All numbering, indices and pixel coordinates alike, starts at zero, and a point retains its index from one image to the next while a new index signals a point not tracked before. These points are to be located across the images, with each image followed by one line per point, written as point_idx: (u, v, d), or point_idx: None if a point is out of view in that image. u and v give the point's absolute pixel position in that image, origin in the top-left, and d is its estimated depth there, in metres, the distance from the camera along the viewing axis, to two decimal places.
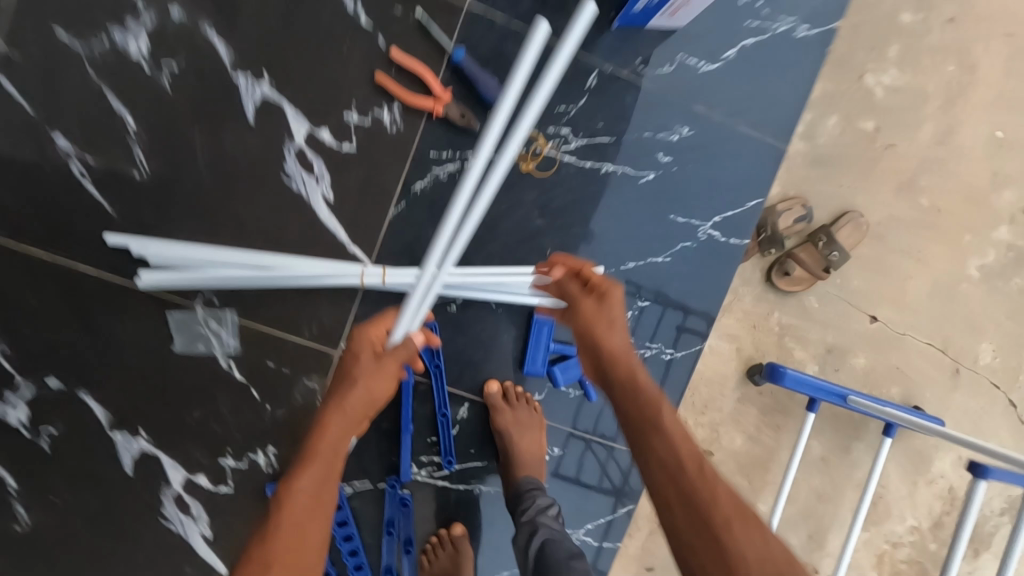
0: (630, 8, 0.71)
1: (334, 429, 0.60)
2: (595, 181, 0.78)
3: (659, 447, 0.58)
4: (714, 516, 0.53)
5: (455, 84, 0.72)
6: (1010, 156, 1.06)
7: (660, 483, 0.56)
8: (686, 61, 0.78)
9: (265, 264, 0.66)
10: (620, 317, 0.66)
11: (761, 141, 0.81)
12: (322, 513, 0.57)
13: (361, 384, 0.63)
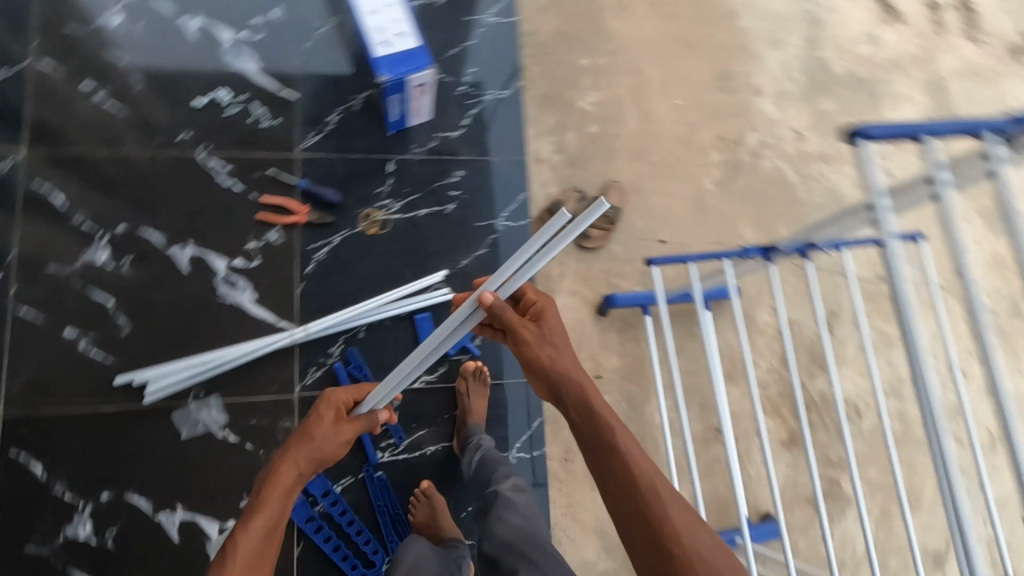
0: (390, 120, 1.17)
1: (291, 475, 0.71)
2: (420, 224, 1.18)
3: (614, 467, 0.66)
4: (657, 508, 0.63)
5: (308, 201, 1.14)
6: (692, 112, 1.51)
7: (615, 485, 0.66)
8: (443, 135, 1.23)
9: (207, 358, 1.01)
10: (564, 342, 0.75)
11: (510, 161, 1.26)
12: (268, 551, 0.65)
13: (326, 435, 0.76)
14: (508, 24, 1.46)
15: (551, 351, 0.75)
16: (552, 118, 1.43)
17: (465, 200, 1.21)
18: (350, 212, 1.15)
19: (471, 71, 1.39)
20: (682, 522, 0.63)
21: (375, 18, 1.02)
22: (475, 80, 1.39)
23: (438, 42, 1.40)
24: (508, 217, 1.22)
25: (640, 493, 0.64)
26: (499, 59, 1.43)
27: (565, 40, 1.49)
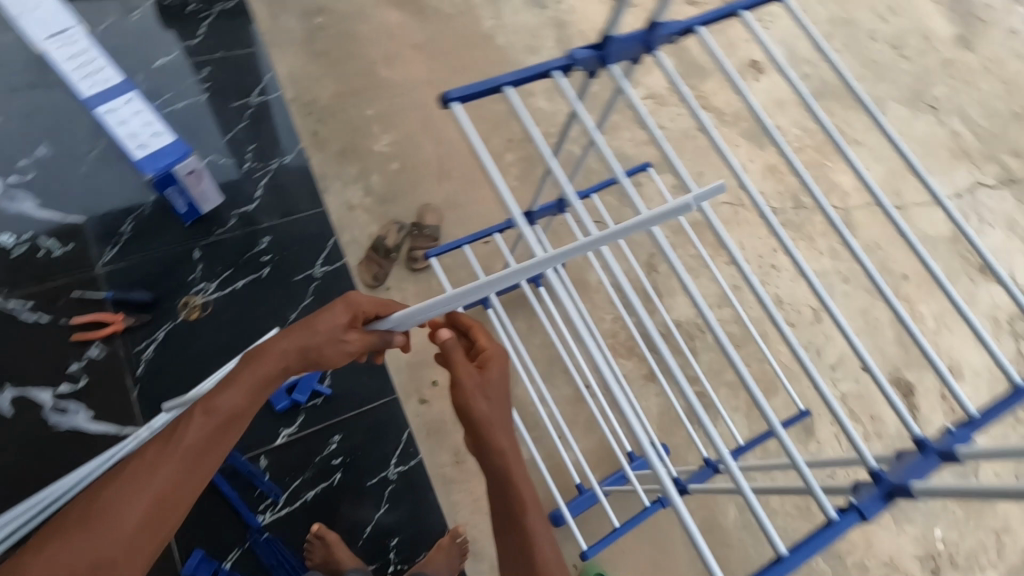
0: (180, 211, 1.28)
1: (236, 404, 0.75)
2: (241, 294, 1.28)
3: (521, 535, 0.70)
4: (535, 554, 0.68)
5: (121, 309, 1.21)
6: (479, 129, 1.74)
7: (511, 528, 0.71)
8: (240, 211, 1.36)
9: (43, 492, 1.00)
10: (495, 396, 0.76)
11: (309, 216, 1.41)
12: (204, 453, 0.71)
13: (321, 343, 0.80)
14: (276, 97, 1.66)
15: (485, 397, 0.75)
16: (353, 168, 1.59)
17: (277, 261, 1.33)
18: (167, 305, 1.23)
19: (253, 146, 1.58)
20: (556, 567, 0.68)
21: (134, 134, 1.25)
22: (258, 152, 1.57)
23: (215, 131, 1.58)
24: (323, 266, 1.36)
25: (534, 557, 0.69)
26: (278, 128, 1.62)
27: (349, 100, 1.69)
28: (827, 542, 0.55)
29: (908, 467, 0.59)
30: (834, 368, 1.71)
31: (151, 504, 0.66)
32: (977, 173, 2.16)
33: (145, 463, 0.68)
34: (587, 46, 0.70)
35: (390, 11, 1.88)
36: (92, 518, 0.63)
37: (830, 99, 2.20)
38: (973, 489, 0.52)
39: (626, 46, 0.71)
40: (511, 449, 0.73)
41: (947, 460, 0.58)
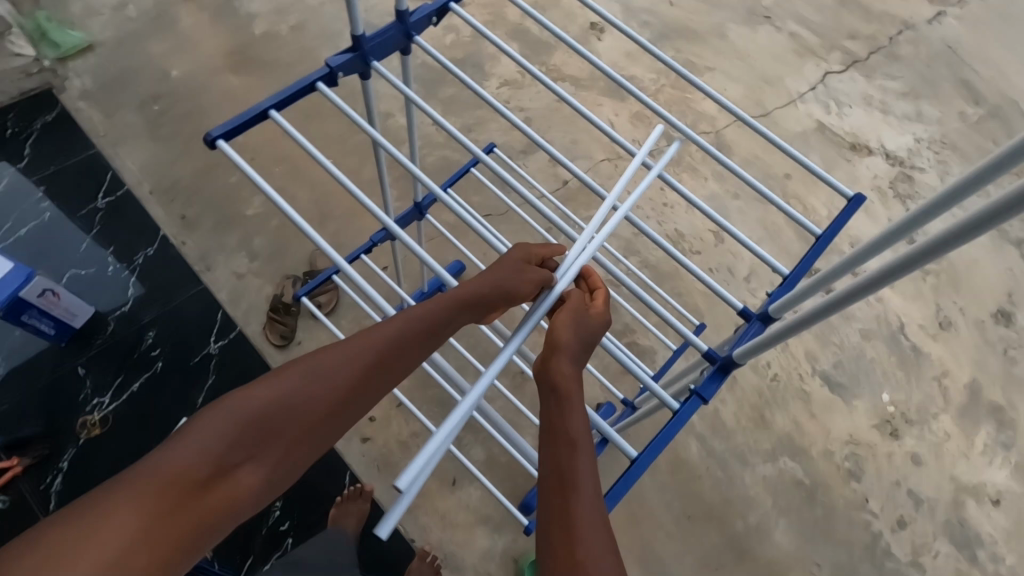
0: (51, 334, 1.32)
1: (409, 325, 0.68)
2: (141, 395, 1.34)
3: (566, 457, 0.58)
4: (576, 480, 0.57)
5: (12, 452, 1.24)
6: (347, 168, 1.78)
7: (553, 458, 0.59)
8: (118, 313, 1.43)
9: None
10: (583, 334, 0.70)
11: (190, 294, 1.48)
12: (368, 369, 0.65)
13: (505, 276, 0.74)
14: (125, 192, 1.62)
15: (582, 329, 0.70)
16: (233, 237, 1.57)
17: (167, 350, 1.40)
18: (66, 432, 1.28)
19: (112, 249, 1.53)
20: (591, 509, 0.55)
21: None
22: (119, 253, 1.53)
23: (68, 245, 1.53)
24: (218, 341, 1.42)
25: (570, 482, 0.57)
26: (137, 223, 1.58)
27: (209, 171, 1.67)
28: (674, 433, 0.60)
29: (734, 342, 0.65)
30: (747, 280, 1.78)
31: (316, 401, 0.62)
32: (825, 64, 2.30)
33: (325, 361, 0.64)
34: (345, 53, 0.72)
35: (229, 77, 1.89)
36: (271, 387, 0.62)
37: (676, 35, 2.29)
38: (769, 336, 0.58)
39: (383, 42, 0.73)
40: (574, 376, 0.66)
41: (765, 321, 0.64)
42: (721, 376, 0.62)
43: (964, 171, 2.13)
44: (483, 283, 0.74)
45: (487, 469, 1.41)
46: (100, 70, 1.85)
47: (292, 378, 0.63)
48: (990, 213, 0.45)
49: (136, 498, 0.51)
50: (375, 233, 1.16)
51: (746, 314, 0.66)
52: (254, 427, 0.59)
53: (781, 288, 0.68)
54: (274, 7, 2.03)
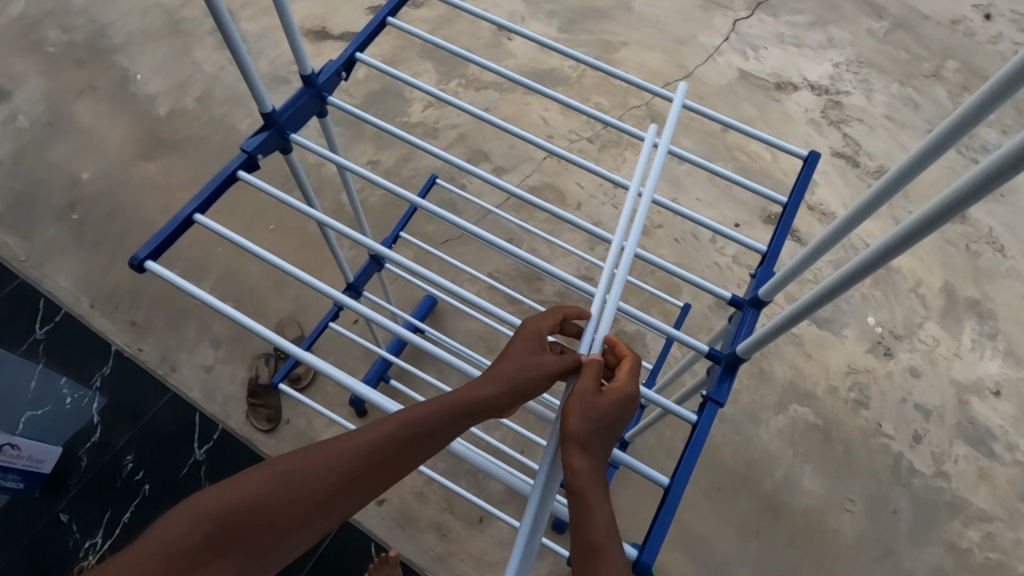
0: (22, 488, 1.23)
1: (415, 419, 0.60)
2: (134, 524, 1.26)
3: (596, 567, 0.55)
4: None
5: None
6: (291, 229, 1.72)
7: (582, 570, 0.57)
8: (88, 445, 1.34)
9: None
10: (598, 418, 0.61)
11: (160, 404, 1.40)
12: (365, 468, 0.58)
13: (520, 360, 0.65)
14: (64, 315, 1.52)
15: (596, 411, 0.61)
16: (190, 331, 1.50)
17: (151, 470, 1.32)
18: None
19: (66, 378, 1.43)
20: None
21: None
22: (74, 380, 1.42)
23: (15, 386, 1.41)
24: (202, 446, 1.35)
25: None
26: (85, 344, 1.48)
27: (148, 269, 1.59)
28: (698, 447, 0.56)
29: (733, 334, 0.62)
30: (713, 241, 1.79)
31: (314, 494, 0.57)
32: (732, 13, 2.32)
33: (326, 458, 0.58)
34: (258, 133, 0.67)
35: (144, 166, 1.80)
36: (267, 478, 0.57)
37: (583, 16, 2.28)
38: (768, 329, 0.55)
39: (295, 112, 0.69)
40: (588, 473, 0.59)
41: (758, 307, 0.61)
42: (728, 377, 0.59)
43: (886, 84, 2.19)
44: (497, 372, 0.64)
45: (510, 498, 1.38)
46: (4, 192, 1.74)
47: (312, 455, 0.58)
48: (945, 209, 0.44)
49: (141, 574, 0.51)
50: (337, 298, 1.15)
51: (737, 303, 0.63)
52: (257, 516, 0.55)
53: (764, 267, 0.66)
54: (173, 84, 1.96)
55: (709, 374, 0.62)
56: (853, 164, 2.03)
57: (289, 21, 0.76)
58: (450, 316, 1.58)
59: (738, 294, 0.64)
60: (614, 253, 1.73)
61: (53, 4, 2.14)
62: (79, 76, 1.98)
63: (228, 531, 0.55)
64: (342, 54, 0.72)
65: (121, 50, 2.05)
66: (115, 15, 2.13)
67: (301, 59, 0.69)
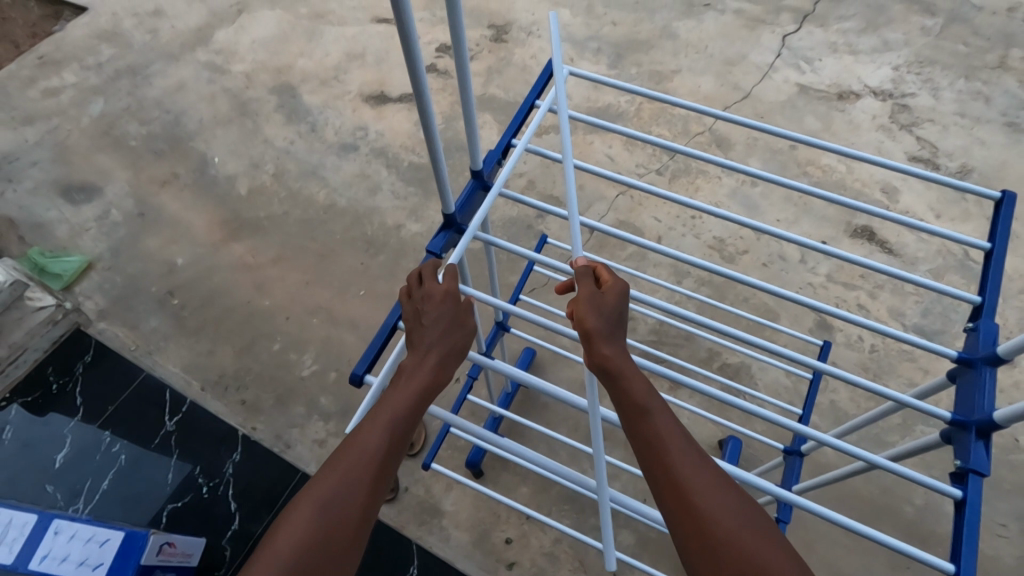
0: None
1: (381, 422, 0.63)
2: None
3: (659, 430, 0.62)
4: (667, 450, 0.61)
5: None
6: (380, 293, 1.75)
7: (645, 436, 0.62)
8: (230, 534, 1.37)
9: None
10: (610, 313, 0.69)
11: (290, 483, 1.44)
12: (362, 474, 0.60)
13: (446, 333, 0.69)
14: (189, 406, 1.55)
15: (601, 308, 0.69)
16: (300, 407, 1.55)
17: None
18: None
19: (199, 467, 1.46)
20: (689, 461, 0.60)
21: (69, 557, 1.06)
22: (207, 468, 1.46)
23: (153, 480, 1.45)
24: None
25: (672, 466, 0.60)
26: (213, 432, 1.51)
27: (253, 348, 1.66)
28: (976, 523, 0.55)
29: (973, 392, 0.62)
30: (802, 261, 1.76)
31: (337, 525, 0.57)
32: (779, 29, 2.32)
33: (331, 488, 0.59)
34: (441, 233, 0.78)
35: (233, 247, 1.86)
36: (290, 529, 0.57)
37: (630, 50, 2.30)
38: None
39: (467, 203, 0.81)
40: (618, 356, 0.66)
41: (994, 363, 0.61)
42: (983, 442, 0.59)
43: (951, 81, 2.16)
44: (429, 341, 0.68)
45: (641, 550, 1.35)
46: (106, 285, 1.80)
47: (321, 488, 0.59)
48: None
49: None
50: (471, 367, 1.19)
51: (965, 360, 0.63)
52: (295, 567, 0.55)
53: (981, 320, 0.67)
54: (249, 164, 2.06)
55: (951, 439, 0.62)
56: (933, 166, 1.97)
57: (466, 95, 0.79)
58: (550, 365, 1.59)
59: (964, 350, 0.65)
60: (703, 285, 1.72)
61: (129, 101, 2.27)
62: (161, 166, 2.08)
63: None
64: (501, 141, 0.82)
65: (197, 137, 2.15)
66: (186, 105, 2.25)
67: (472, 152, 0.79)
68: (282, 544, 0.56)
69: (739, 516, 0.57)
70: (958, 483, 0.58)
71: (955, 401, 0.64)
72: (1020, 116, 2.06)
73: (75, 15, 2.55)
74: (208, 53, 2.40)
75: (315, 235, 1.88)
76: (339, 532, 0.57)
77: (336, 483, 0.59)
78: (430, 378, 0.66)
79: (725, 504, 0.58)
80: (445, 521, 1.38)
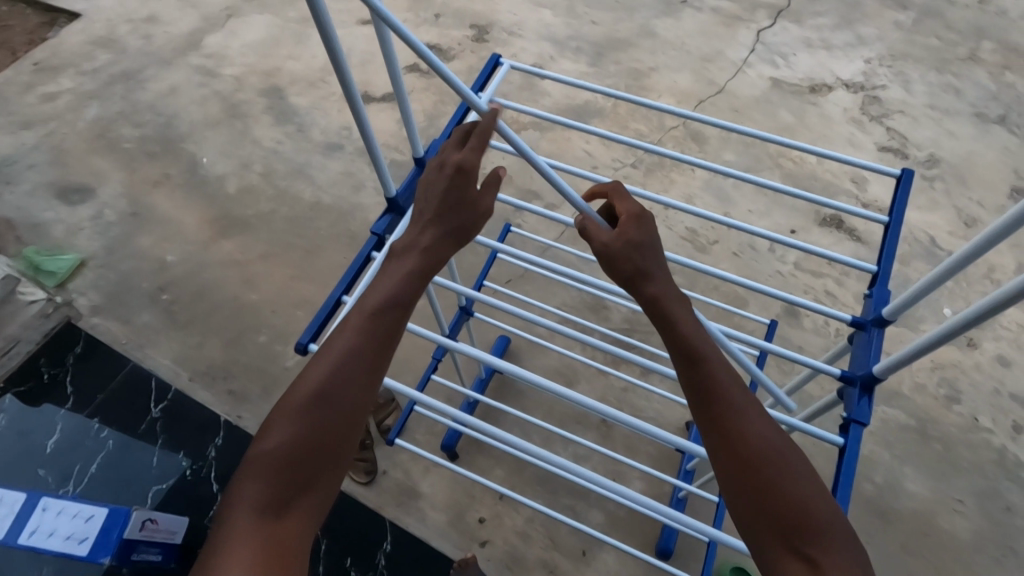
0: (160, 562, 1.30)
1: (387, 304, 0.72)
2: None
3: (714, 375, 0.66)
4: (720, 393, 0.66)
5: None
6: None
7: (699, 380, 0.67)
8: (211, 514, 1.43)
9: None
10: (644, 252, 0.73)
11: None
12: (371, 347, 0.70)
13: (446, 218, 0.75)
14: (175, 394, 1.62)
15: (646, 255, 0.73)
16: None
17: None
18: None
19: (184, 452, 1.53)
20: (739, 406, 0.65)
21: (58, 532, 1.15)
22: (190, 452, 1.53)
23: (139, 464, 1.52)
24: None
25: (722, 405, 0.65)
26: (197, 419, 1.58)
27: (240, 340, 1.72)
28: (851, 465, 0.65)
29: (863, 352, 0.72)
30: (772, 250, 1.81)
31: (352, 384, 0.68)
32: (755, 25, 2.37)
33: (345, 354, 0.69)
34: (384, 216, 0.86)
35: (222, 244, 1.93)
36: (313, 385, 0.68)
37: (609, 48, 2.36)
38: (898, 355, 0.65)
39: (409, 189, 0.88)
40: (671, 304, 0.71)
41: (881, 326, 0.72)
42: (866, 397, 0.68)
43: (923, 74, 2.20)
44: (433, 230, 0.75)
45: (610, 528, 1.40)
46: (100, 281, 1.87)
47: (340, 362, 0.68)
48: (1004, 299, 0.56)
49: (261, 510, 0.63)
50: (436, 350, 1.26)
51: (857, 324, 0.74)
52: (318, 418, 0.67)
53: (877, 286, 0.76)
54: (237, 164, 2.13)
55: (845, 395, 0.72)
56: (903, 156, 2.02)
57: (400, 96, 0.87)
58: (525, 353, 1.65)
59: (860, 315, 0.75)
60: (675, 274, 1.77)
61: (123, 105, 2.34)
62: (153, 167, 2.15)
63: (306, 443, 0.66)
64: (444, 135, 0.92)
65: (187, 139, 2.22)
66: (178, 108, 2.32)
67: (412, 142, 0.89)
68: (282, 430, 0.66)
69: (775, 448, 0.63)
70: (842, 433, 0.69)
71: (852, 361, 0.75)
72: (990, 107, 2.10)
73: (70, 22, 2.63)
74: (199, 57, 2.47)
75: (301, 231, 1.94)
76: (351, 395, 0.68)
77: (348, 346, 0.69)
78: (428, 265, 0.74)
79: (765, 439, 0.64)
80: (422, 502, 1.44)
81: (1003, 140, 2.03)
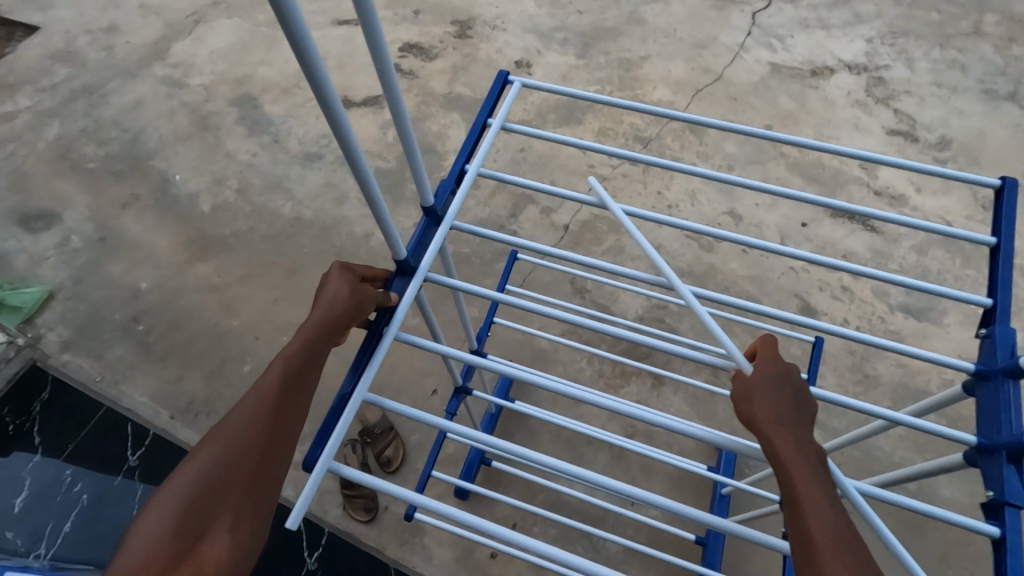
0: None
1: (285, 364, 0.61)
2: None
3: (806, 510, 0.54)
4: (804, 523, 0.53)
5: None
6: None
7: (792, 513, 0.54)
8: None
9: None
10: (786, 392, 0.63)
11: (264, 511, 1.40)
12: (266, 405, 0.59)
13: (338, 281, 0.67)
14: (154, 437, 1.52)
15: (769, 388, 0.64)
16: None
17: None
18: None
19: None
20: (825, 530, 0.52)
21: None
22: None
23: (118, 522, 1.38)
24: (314, 553, 1.32)
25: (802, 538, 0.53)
26: (180, 462, 1.48)
27: (223, 371, 1.61)
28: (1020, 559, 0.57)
29: (1000, 410, 0.64)
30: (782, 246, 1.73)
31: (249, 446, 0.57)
32: (748, 7, 2.27)
33: (244, 417, 0.58)
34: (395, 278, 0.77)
35: (198, 267, 1.81)
36: (200, 454, 0.57)
37: (597, 38, 2.25)
38: None
39: (420, 241, 0.80)
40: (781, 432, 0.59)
41: (1014, 375, 0.64)
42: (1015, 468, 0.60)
43: (926, 51, 2.11)
44: (325, 296, 0.66)
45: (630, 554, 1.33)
46: (69, 315, 1.74)
47: (229, 424, 0.58)
48: None
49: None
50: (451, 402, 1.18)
51: (984, 374, 0.66)
52: (212, 483, 0.56)
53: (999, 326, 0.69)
54: (211, 180, 2.00)
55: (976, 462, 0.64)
56: (912, 139, 1.93)
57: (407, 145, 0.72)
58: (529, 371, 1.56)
59: (985, 361, 0.67)
60: (683, 277, 1.67)
61: (86, 122, 2.20)
62: (121, 187, 2.01)
63: (191, 513, 0.55)
64: (452, 170, 0.83)
65: (157, 155, 2.09)
66: (145, 123, 2.18)
67: (421, 190, 0.78)
68: (178, 484, 0.56)
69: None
70: (991, 517, 0.60)
71: (975, 418, 0.67)
72: (997, 83, 2.02)
73: (27, 36, 2.47)
74: (165, 67, 2.33)
75: (283, 249, 1.82)
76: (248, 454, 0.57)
77: (246, 409, 0.59)
78: (321, 316, 0.64)
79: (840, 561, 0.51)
80: (427, 539, 1.34)
81: (1014, 116, 1.94)
